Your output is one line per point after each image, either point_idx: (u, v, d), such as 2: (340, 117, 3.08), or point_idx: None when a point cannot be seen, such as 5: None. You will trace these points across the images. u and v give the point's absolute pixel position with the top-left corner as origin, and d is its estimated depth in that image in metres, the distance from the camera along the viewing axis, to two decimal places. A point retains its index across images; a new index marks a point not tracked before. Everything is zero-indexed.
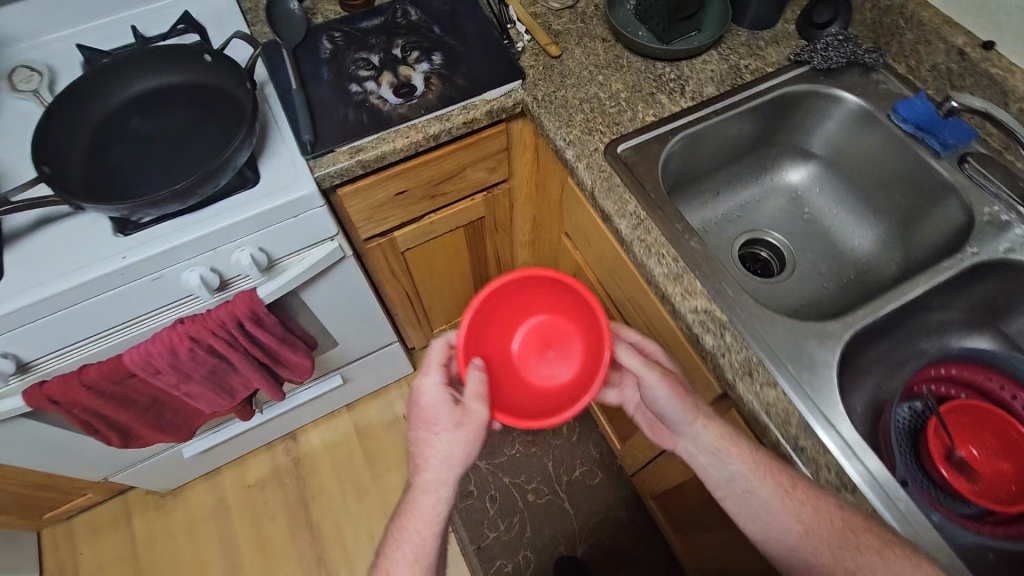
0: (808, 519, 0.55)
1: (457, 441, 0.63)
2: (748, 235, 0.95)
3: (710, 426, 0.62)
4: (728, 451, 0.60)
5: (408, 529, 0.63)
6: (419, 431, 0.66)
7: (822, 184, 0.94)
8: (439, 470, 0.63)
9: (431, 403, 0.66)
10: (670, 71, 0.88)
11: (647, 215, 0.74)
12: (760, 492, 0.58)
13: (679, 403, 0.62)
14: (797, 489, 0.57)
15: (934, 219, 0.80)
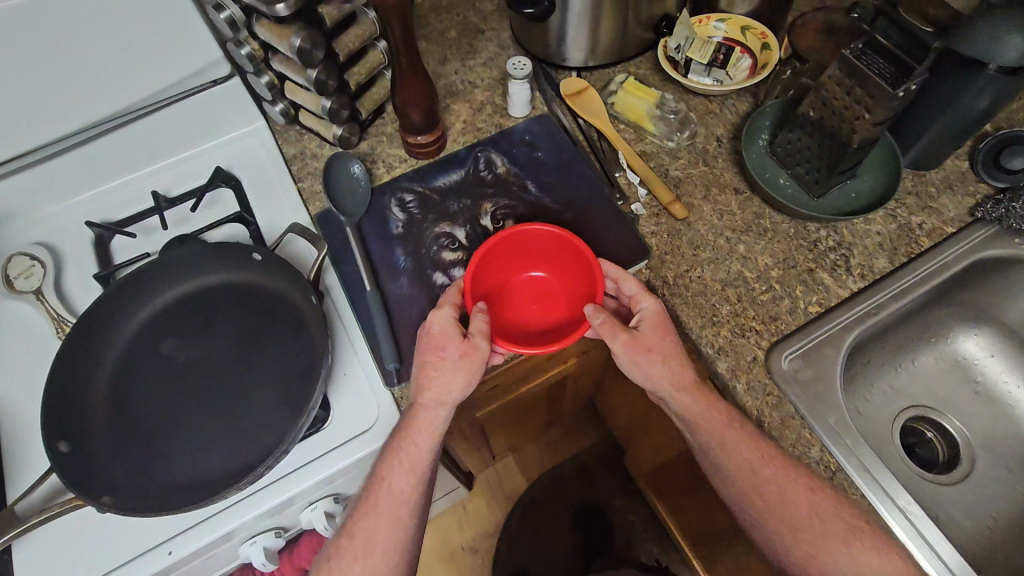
0: (769, 496, 0.57)
1: (452, 377, 0.58)
2: (909, 416, 0.79)
3: (672, 377, 0.60)
4: (698, 416, 0.59)
5: (410, 434, 0.58)
6: (422, 357, 0.60)
7: (1007, 356, 0.77)
8: (441, 399, 0.58)
9: (438, 331, 0.59)
10: (827, 236, 0.71)
11: (836, 464, 0.60)
12: (721, 452, 0.58)
13: (631, 354, 0.59)
14: (764, 472, 0.57)
15: None
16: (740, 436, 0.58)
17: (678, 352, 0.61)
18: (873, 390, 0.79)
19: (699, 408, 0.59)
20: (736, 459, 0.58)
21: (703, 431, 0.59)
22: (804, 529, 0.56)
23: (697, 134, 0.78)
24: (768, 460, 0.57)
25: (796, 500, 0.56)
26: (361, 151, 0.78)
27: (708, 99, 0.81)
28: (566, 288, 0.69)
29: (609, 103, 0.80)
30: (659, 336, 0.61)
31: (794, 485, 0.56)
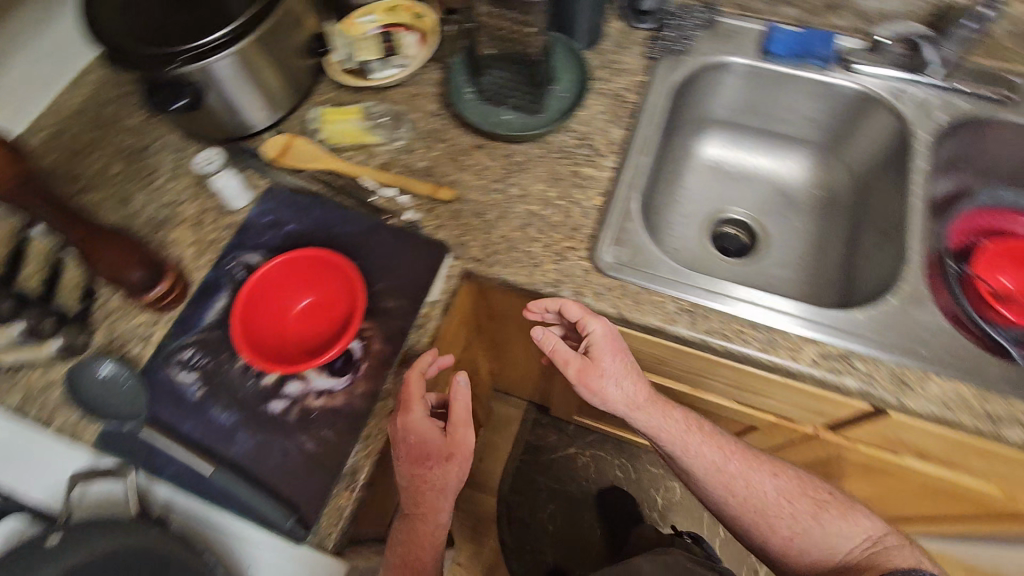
0: (739, 489, 0.69)
1: (452, 478, 0.57)
2: (708, 225, 0.90)
3: (626, 398, 0.66)
4: (669, 436, 0.68)
5: (417, 542, 0.58)
6: (411, 469, 0.56)
7: (734, 143, 0.94)
8: (437, 507, 0.57)
9: (421, 441, 0.55)
10: (569, 136, 0.79)
11: (693, 303, 0.66)
12: (694, 461, 0.69)
13: (586, 381, 0.64)
14: (727, 466, 0.70)
15: (868, 129, 0.84)
16: (701, 441, 0.69)
17: (635, 375, 0.66)
18: (675, 225, 0.89)
19: (669, 430, 0.68)
20: (704, 460, 0.69)
21: (679, 448, 0.69)
22: (779, 516, 0.69)
23: (416, 120, 0.80)
24: (727, 457, 0.70)
25: (760, 486, 0.69)
26: (99, 344, 0.64)
27: (403, 86, 0.82)
28: (333, 294, 0.64)
29: (322, 140, 0.78)
30: (613, 355, 0.64)
31: (755, 475, 0.70)
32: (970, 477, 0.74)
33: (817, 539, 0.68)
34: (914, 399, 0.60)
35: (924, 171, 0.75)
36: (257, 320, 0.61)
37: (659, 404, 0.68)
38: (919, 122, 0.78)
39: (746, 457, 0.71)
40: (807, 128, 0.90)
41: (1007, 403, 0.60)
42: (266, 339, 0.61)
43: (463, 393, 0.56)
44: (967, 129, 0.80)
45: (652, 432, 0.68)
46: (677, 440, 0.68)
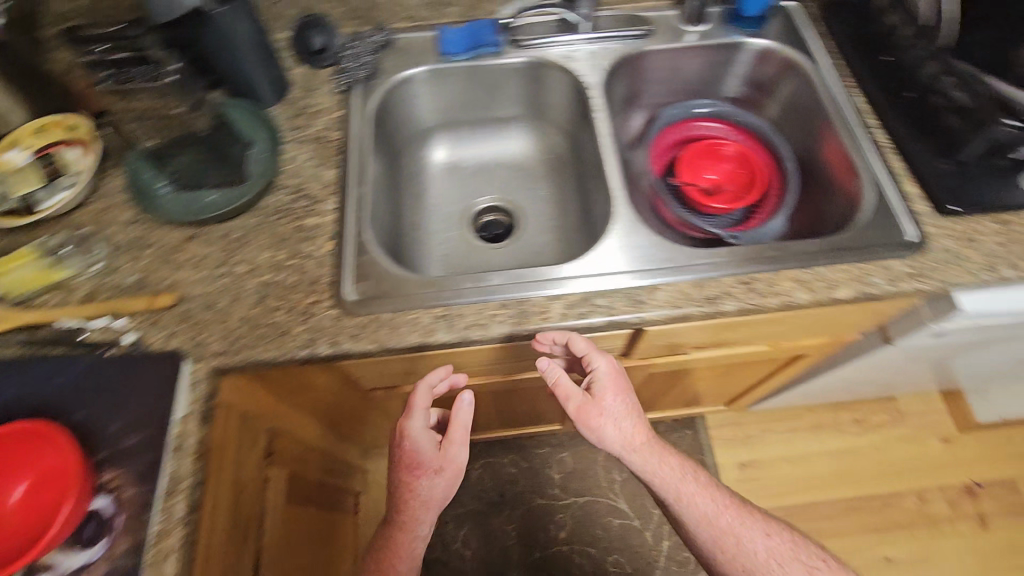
0: (727, 546, 0.72)
1: (440, 483, 0.71)
2: (465, 218, 0.95)
3: (625, 436, 0.69)
4: (663, 483, 0.71)
5: (406, 538, 0.73)
6: (403, 473, 0.71)
7: (458, 140, 0.98)
8: (418, 517, 0.72)
9: (416, 446, 0.70)
10: (283, 194, 0.76)
11: (445, 308, 0.67)
12: (687, 510, 0.72)
13: (584, 421, 0.70)
14: (721, 518, 0.72)
15: (553, 91, 0.92)
16: (694, 490, 0.72)
17: (634, 419, 0.70)
18: (432, 234, 0.92)
19: (665, 477, 0.70)
20: (697, 511, 0.72)
21: (672, 494, 0.71)
22: (764, 573, 0.71)
23: (110, 235, 0.73)
24: (726, 510, 0.73)
25: (752, 544, 0.72)
26: None
27: (84, 204, 0.74)
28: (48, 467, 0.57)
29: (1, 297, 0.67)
30: (614, 393, 0.70)
31: (749, 529, 0.73)
32: (739, 345, 0.86)
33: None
34: (650, 311, 0.67)
35: (601, 115, 0.83)
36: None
37: (658, 449, 0.71)
38: (585, 72, 0.87)
39: (744, 516, 0.73)
40: (510, 104, 0.96)
41: (719, 282, 0.68)
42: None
43: (461, 416, 0.70)
44: (627, 64, 0.90)
45: (647, 476, 0.71)
46: (672, 488, 0.71)
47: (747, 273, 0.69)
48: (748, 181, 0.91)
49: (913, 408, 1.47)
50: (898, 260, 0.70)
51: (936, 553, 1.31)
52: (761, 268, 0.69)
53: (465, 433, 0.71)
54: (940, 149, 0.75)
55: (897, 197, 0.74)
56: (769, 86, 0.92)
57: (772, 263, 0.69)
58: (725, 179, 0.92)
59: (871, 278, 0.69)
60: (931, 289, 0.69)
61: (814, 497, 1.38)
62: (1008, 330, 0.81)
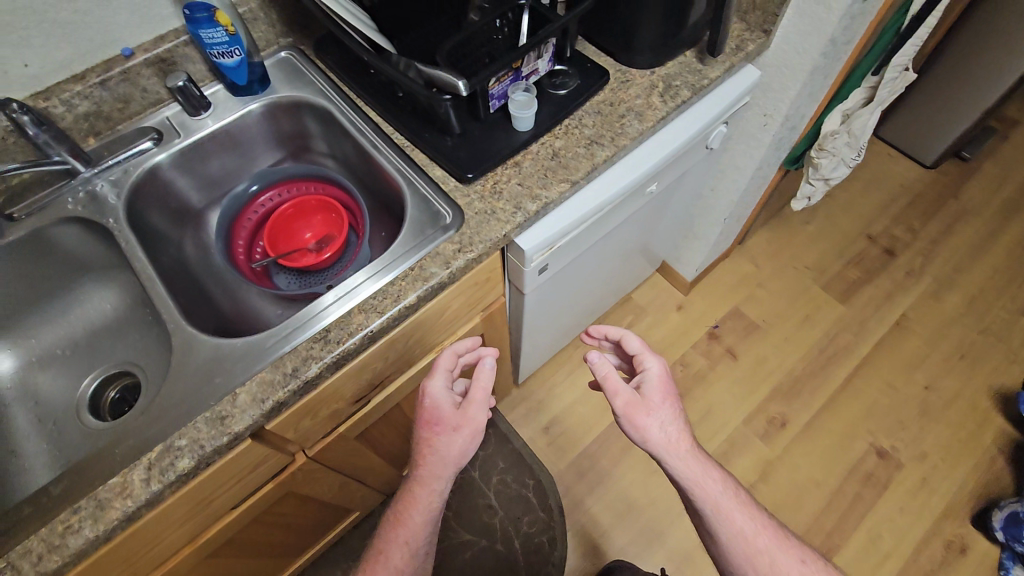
0: (763, 567, 0.72)
1: (459, 445, 0.74)
2: (81, 406, 0.84)
3: (670, 441, 0.73)
4: (700, 488, 0.73)
5: (422, 493, 0.76)
6: (432, 437, 0.74)
7: (24, 339, 0.87)
8: (433, 479, 0.75)
9: (435, 404, 0.75)
10: None
11: (6, 556, 0.57)
12: (726, 523, 0.74)
13: (631, 419, 0.73)
14: (757, 540, 0.74)
15: (80, 245, 0.83)
16: (734, 508, 0.74)
17: (678, 426, 0.74)
18: (42, 450, 0.81)
19: (707, 487, 0.73)
20: (733, 531, 0.74)
21: (710, 506, 0.73)
22: None
23: None
24: (758, 531, 0.74)
25: (788, 567, 0.73)
26: None
27: None
28: None
29: None
30: (660, 398, 0.75)
31: (783, 556, 0.73)
32: (403, 372, 0.87)
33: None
34: (238, 421, 0.64)
35: (131, 248, 0.77)
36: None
37: (697, 457, 0.74)
38: (100, 213, 0.79)
39: (781, 540, 0.75)
40: (49, 280, 0.85)
41: (296, 352, 0.67)
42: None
43: (482, 377, 0.75)
44: (150, 185, 0.85)
45: (690, 482, 0.73)
46: (712, 499, 0.73)
47: (319, 329, 0.69)
48: (337, 216, 0.92)
49: (646, 298, 1.67)
50: (445, 242, 0.75)
51: (714, 403, 1.50)
52: (329, 317, 0.69)
53: (486, 393, 0.74)
54: (439, 130, 0.81)
55: (427, 186, 0.79)
56: (300, 133, 0.95)
57: (339, 307, 0.70)
58: (320, 227, 0.93)
59: (428, 270, 0.72)
60: (482, 252, 0.75)
61: (613, 417, 1.49)
62: (592, 236, 0.92)
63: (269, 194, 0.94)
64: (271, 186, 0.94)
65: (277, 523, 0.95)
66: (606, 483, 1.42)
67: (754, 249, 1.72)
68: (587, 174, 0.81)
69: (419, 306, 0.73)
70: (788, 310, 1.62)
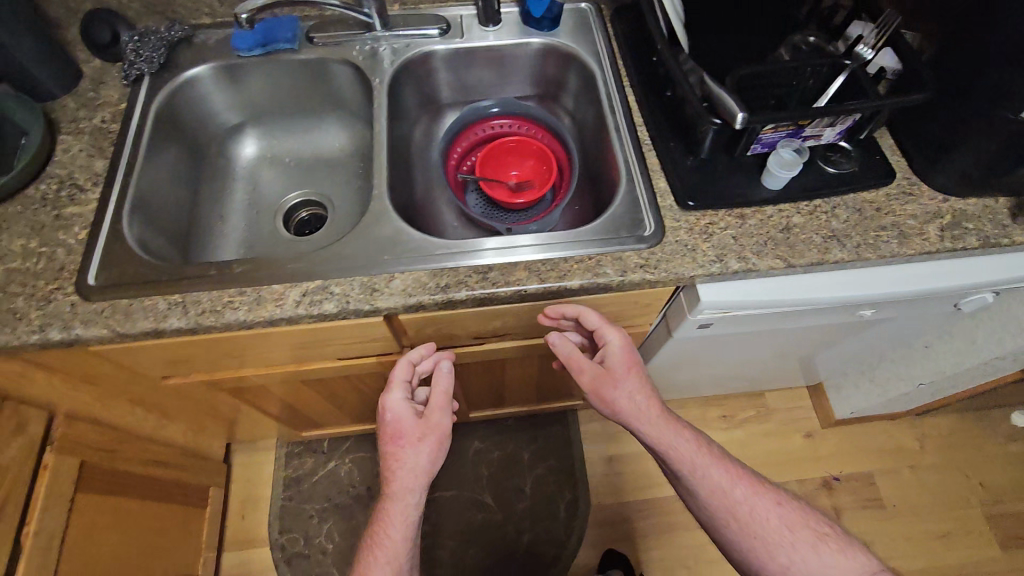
0: (743, 513, 0.73)
1: (423, 451, 0.73)
2: (278, 213, 0.97)
3: (636, 407, 0.73)
4: (675, 452, 0.74)
5: (398, 511, 0.72)
6: (392, 446, 0.73)
7: (271, 135, 1.01)
8: (407, 487, 0.72)
9: (397, 414, 0.75)
10: (50, 185, 0.78)
11: (182, 295, 0.69)
12: (700, 481, 0.74)
13: (600, 389, 0.74)
14: (734, 491, 0.74)
15: (345, 86, 0.94)
16: (708, 460, 0.75)
17: (644, 391, 0.75)
18: (237, 226, 0.94)
19: (679, 449, 0.73)
20: (710, 482, 0.74)
21: (687, 465, 0.74)
22: (779, 540, 0.71)
23: None
24: (735, 481, 0.74)
25: (765, 512, 0.73)
26: None
27: None
28: None
29: None
30: (626, 367, 0.75)
31: (762, 502, 0.74)
32: (527, 337, 0.88)
33: (810, 559, 0.70)
34: (381, 299, 0.69)
35: (379, 111, 0.85)
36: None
37: (670, 421, 0.74)
38: (372, 71, 0.89)
39: (756, 486, 0.75)
40: (312, 100, 0.98)
41: (455, 272, 0.71)
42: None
43: (440, 382, 0.77)
44: (419, 68, 0.92)
45: (665, 448, 0.74)
46: (685, 457, 0.74)
47: (483, 264, 0.71)
48: (548, 170, 0.95)
49: (779, 404, 1.51)
50: (631, 250, 0.72)
51: None
52: (496, 259, 0.71)
53: (446, 398, 0.76)
54: (688, 147, 0.78)
55: (645, 193, 0.77)
56: (560, 82, 0.97)
57: (510, 255, 0.72)
58: (529, 170, 0.96)
59: (602, 268, 0.71)
60: (659, 280, 0.71)
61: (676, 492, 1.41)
62: (772, 321, 0.84)
63: (500, 121, 0.98)
64: (507, 115, 0.98)
65: (357, 390, 1.04)
66: (635, 542, 1.36)
67: (930, 429, 1.46)
68: (808, 265, 0.73)
69: (576, 294, 0.73)
70: (930, 513, 1.37)
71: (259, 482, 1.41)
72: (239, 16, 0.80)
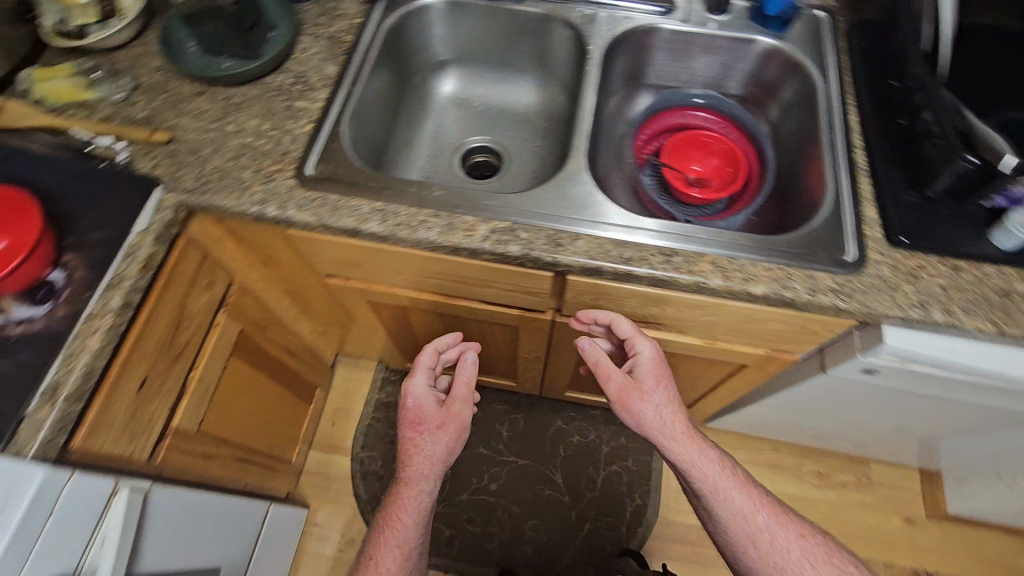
0: (762, 540, 0.76)
1: (440, 440, 0.78)
2: (458, 151, 1.01)
3: (661, 421, 0.75)
4: (698, 473, 0.76)
5: (410, 497, 0.78)
6: (409, 433, 0.79)
7: (470, 78, 1.04)
8: (422, 472, 0.78)
9: (419, 400, 0.80)
10: (286, 77, 0.85)
11: (384, 203, 0.73)
12: (722, 502, 0.76)
13: (626, 402, 0.76)
14: (755, 517, 0.76)
15: (557, 47, 0.94)
16: (731, 484, 0.77)
17: (672, 406, 0.76)
18: (420, 156, 0.98)
19: (704, 468, 0.76)
20: (732, 505, 0.76)
21: (709, 486, 0.76)
22: (798, 571, 0.74)
23: (140, 76, 0.84)
24: (757, 507, 0.77)
25: (785, 542, 0.76)
26: None
27: (132, 47, 0.87)
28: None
29: (38, 101, 0.80)
30: (654, 379, 0.77)
31: (783, 531, 0.76)
32: (672, 333, 0.87)
33: None
34: (564, 256, 0.70)
35: (591, 78, 0.86)
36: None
37: (694, 439, 0.76)
38: (591, 36, 0.88)
39: (777, 515, 0.77)
40: (517, 54, 0.99)
41: (641, 248, 0.71)
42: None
43: (462, 374, 0.81)
44: (635, 42, 0.91)
45: (688, 466, 0.76)
46: (709, 478, 0.76)
47: (670, 246, 0.70)
48: (731, 175, 0.91)
49: (884, 479, 1.41)
50: (828, 272, 0.69)
51: None
52: (684, 244, 0.70)
53: (467, 390, 0.80)
54: (912, 180, 0.73)
55: (852, 219, 0.72)
56: (773, 89, 0.93)
57: (700, 246, 0.70)
58: (711, 169, 0.92)
59: (792, 282, 0.68)
60: (851, 310, 0.67)
61: None
62: (945, 388, 0.78)
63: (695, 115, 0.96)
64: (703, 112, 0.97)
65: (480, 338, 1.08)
66: (694, 569, 1.33)
67: None
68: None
69: (755, 301, 0.70)
70: None
71: (355, 397, 1.49)
72: None
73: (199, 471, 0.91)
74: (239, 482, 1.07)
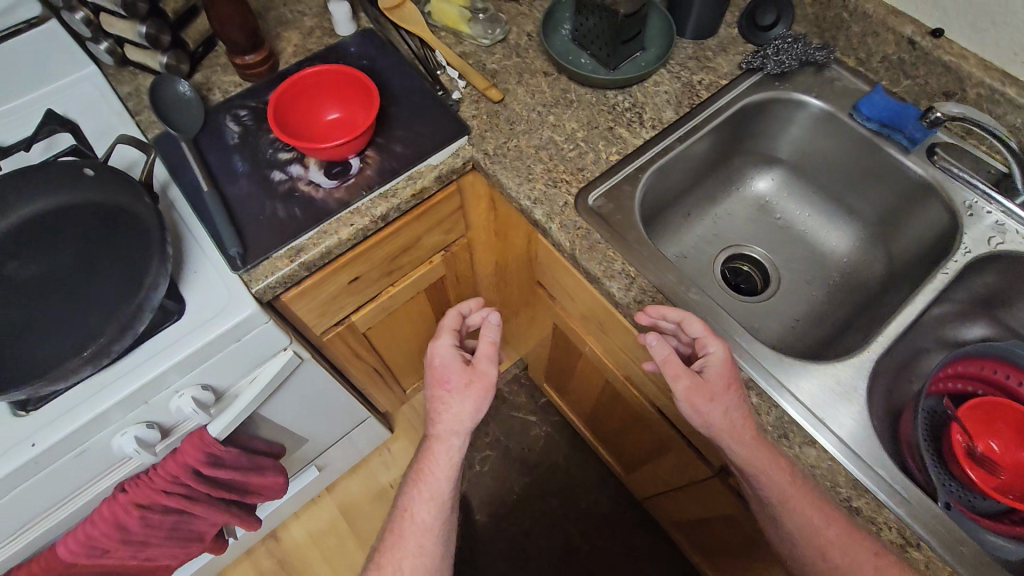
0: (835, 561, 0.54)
1: (466, 400, 0.68)
2: (729, 249, 0.90)
3: (735, 426, 0.57)
4: (765, 477, 0.56)
5: (435, 460, 0.69)
6: (433, 390, 0.70)
7: (794, 191, 0.90)
8: (453, 431, 0.68)
9: (444, 361, 0.70)
10: (624, 99, 0.82)
11: (637, 273, 0.68)
12: (789, 515, 0.55)
13: (694, 401, 0.57)
14: (827, 530, 0.54)
15: (917, 219, 0.78)
16: (794, 489, 0.56)
17: (743, 409, 0.58)
18: (693, 236, 0.89)
19: (772, 476, 0.55)
20: (801, 519, 0.55)
21: (775, 495, 0.56)
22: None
23: (509, 32, 0.88)
24: (830, 519, 0.55)
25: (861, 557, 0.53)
26: (197, 79, 0.83)
27: (517, 3, 0.91)
28: (329, 86, 0.74)
29: (427, 14, 0.88)
30: (728, 384, 0.58)
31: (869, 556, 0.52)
32: None
33: None
34: (782, 452, 0.58)
35: (944, 275, 0.68)
36: (287, 102, 0.72)
37: (765, 446, 0.57)
38: (969, 237, 0.70)
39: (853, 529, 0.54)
40: (864, 199, 0.84)
41: (877, 509, 0.56)
42: (293, 121, 0.73)
43: (486, 333, 0.71)
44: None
45: (754, 475, 0.56)
46: (777, 488, 0.56)
47: (914, 534, 0.55)
48: None
49: None
50: None
51: None
52: (936, 547, 0.54)
53: (495, 348, 0.70)
54: None
55: None
56: None
57: (959, 562, 0.53)
58: (1008, 464, 0.69)
59: None
60: None
61: None
62: None
63: None
64: None
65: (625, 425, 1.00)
66: None
67: None
68: None
69: None
70: None
71: None
72: (932, 111, 0.70)
73: (341, 363, 0.99)
74: (363, 386, 1.14)
